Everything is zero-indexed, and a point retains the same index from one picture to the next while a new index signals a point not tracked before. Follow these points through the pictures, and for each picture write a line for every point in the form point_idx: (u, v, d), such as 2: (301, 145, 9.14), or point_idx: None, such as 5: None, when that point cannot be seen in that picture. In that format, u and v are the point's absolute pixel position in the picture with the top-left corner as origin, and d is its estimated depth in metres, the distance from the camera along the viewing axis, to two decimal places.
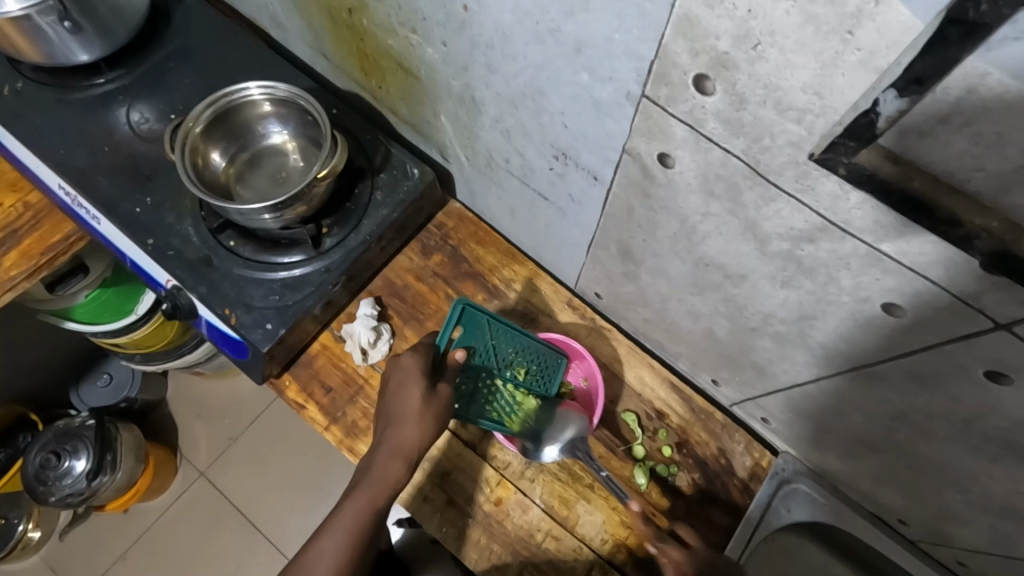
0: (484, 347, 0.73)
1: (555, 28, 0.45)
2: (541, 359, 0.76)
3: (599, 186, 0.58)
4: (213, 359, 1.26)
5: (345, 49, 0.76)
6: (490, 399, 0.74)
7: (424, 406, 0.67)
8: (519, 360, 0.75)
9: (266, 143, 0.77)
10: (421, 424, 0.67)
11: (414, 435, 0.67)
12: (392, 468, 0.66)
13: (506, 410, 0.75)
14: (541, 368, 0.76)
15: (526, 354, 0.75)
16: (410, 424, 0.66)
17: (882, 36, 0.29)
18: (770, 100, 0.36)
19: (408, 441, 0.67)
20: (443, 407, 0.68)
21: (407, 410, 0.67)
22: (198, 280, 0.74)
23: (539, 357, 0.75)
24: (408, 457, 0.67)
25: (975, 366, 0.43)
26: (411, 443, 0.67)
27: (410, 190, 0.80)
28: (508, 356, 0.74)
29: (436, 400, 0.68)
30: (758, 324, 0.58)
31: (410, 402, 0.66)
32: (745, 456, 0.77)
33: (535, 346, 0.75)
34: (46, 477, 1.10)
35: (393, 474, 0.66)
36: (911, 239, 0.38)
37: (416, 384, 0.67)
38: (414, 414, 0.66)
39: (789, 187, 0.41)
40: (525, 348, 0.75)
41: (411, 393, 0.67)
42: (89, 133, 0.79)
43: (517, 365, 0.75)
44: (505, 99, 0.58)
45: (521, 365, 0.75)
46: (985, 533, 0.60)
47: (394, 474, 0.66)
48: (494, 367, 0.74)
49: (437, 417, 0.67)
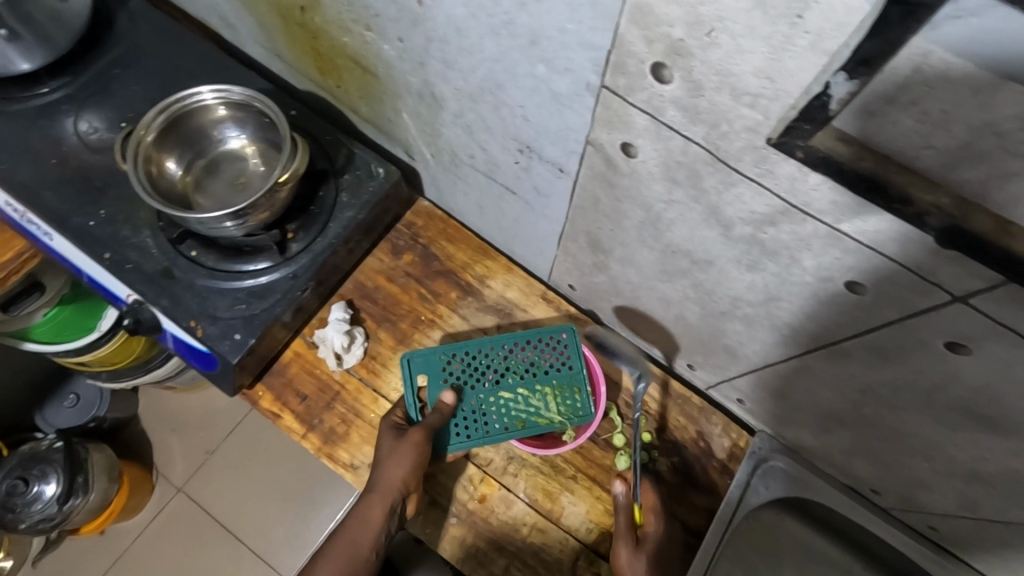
0: (460, 373, 0.74)
1: (509, 20, 0.44)
2: (535, 355, 0.75)
3: (565, 178, 0.58)
4: (184, 372, 1.23)
5: (300, 49, 0.74)
6: (499, 414, 0.74)
7: (393, 449, 0.70)
8: (505, 364, 0.75)
9: (224, 148, 0.75)
10: (392, 464, 0.69)
11: (390, 474, 0.68)
12: (371, 507, 0.69)
13: (524, 416, 0.73)
14: (536, 363, 0.75)
15: (507, 355, 0.75)
16: (385, 465, 0.69)
17: (830, 18, 0.29)
18: (725, 87, 0.36)
19: (384, 483, 0.69)
20: (415, 450, 0.69)
21: (382, 454, 0.70)
22: (160, 293, 0.71)
23: (531, 350, 0.75)
24: (383, 496, 0.69)
25: (934, 338, 0.44)
26: (386, 485, 0.68)
27: (376, 190, 0.78)
28: (493, 365, 0.75)
29: (406, 440, 0.70)
30: (727, 308, 0.59)
31: (383, 447, 0.70)
32: (723, 438, 0.80)
33: (511, 346, 0.75)
34: (14, 504, 1.07)
35: (374, 513, 0.68)
36: (867, 218, 0.38)
37: (389, 432, 0.71)
38: (386, 456, 0.69)
39: (750, 172, 0.41)
40: (503, 351, 0.75)
41: (384, 439, 0.71)
42: (34, 144, 0.76)
43: (510, 369, 0.75)
44: (465, 94, 0.57)
45: (511, 368, 0.75)
46: (953, 498, 0.63)
47: (374, 514, 0.68)
48: (481, 381, 0.74)
49: (406, 459, 0.69)
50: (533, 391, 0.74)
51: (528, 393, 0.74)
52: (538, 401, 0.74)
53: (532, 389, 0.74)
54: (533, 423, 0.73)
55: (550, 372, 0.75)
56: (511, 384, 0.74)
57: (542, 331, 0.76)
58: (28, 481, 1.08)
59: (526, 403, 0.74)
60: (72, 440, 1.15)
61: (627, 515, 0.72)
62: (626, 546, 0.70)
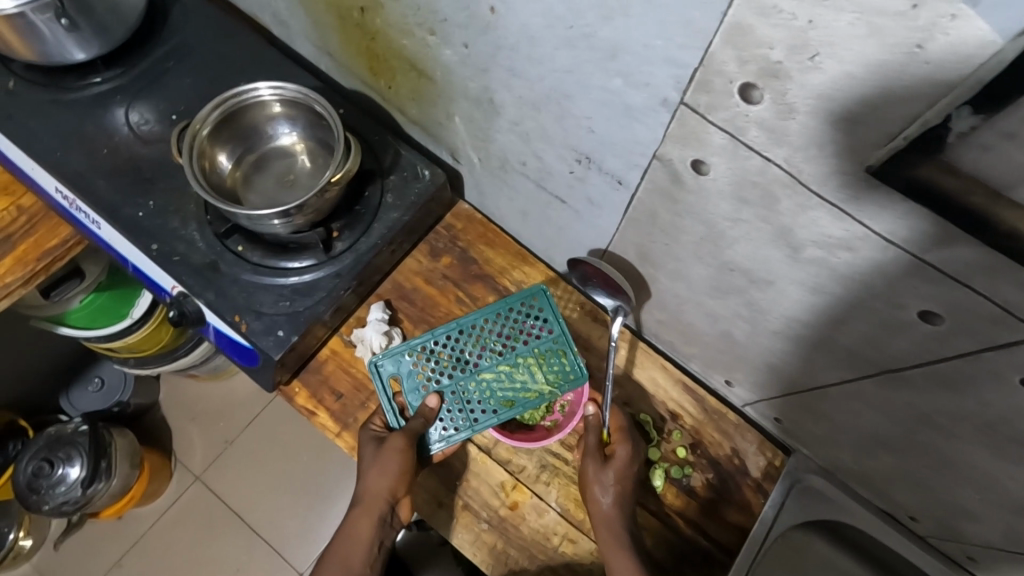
0: (433, 367, 0.75)
1: (589, 32, 0.44)
2: (509, 329, 0.77)
3: (622, 191, 0.57)
4: (208, 361, 1.23)
5: (353, 49, 0.75)
6: (486, 397, 0.74)
7: (373, 460, 0.70)
8: (478, 345, 0.76)
9: (274, 144, 0.75)
10: (374, 475, 0.69)
11: (373, 481, 0.69)
12: (363, 515, 0.70)
13: (509, 393, 0.74)
14: (511, 337, 0.76)
15: (478, 338, 0.76)
16: (368, 477, 0.69)
17: (954, 51, 0.30)
18: (822, 111, 0.37)
19: (369, 494, 0.69)
20: (392, 460, 0.69)
21: (365, 465, 0.70)
22: (205, 286, 0.72)
23: (501, 328, 0.77)
24: (371, 504, 0.69)
25: (1009, 372, 0.43)
26: (372, 495, 0.69)
27: (421, 192, 0.78)
28: (464, 352, 0.76)
29: (387, 448, 0.70)
30: (780, 328, 0.58)
31: (365, 458, 0.70)
32: (759, 456, 0.78)
33: (482, 326, 0.77)
34: (38, 485, 1.08)
35: (365, 521, 0.70)
36: (957, 247, 0.38)
37: (370, 442, 0.71)
38: (368, 465, 0.69)
39: (833, 197, 0.41)
40: (472, 335, 0.77)
41: (365, 449, 0.71)
42: (87, 133, 0.76)
43: (485, 350, 0.76)
44: (527, 102, 0.57)
45: (484, 351, 0.76)
46: (999, 531, 0.62)
47: (365, 522, 0.70)
48: (455, 370, 0.75)
49: (387, 469, 0.69)
50: (515, 365, 0.75)
51: (511, 369, 0.75)
52: (523, 375, 0.75)
53: (513, 365, 0.75)
54: (523, 398, 0.74)
55: (528, 343, 0.76)
56: (490, 364, 0.75)
57: (510, 302, 0.77)
58: (52, 463, 1.09)
59: (508, 380, 0.74)
60: (97, 424, 1.16)
61: (597, 434, 0.73)
62: (593, 463, 0.72)
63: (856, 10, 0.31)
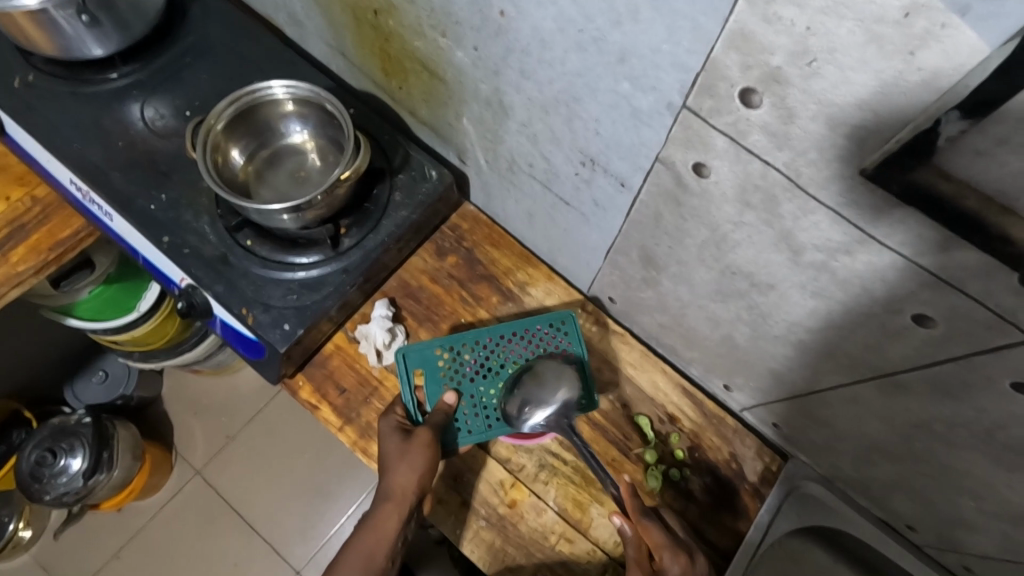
0: (453, 368, 0.77)
1: (599, 36, 0.45)
2: (533, 344, 0.78)
3: (627, 194, 0.58)
4: (212, 356, 1.25)
5: (367, 49, 0.76)
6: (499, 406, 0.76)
7: (401, 450, 0.70)
8: (498, 356, 0.77)
9: (287, 141, 0.77)
10: (404, 467, 0.69)
11: (402, 479, 0.69)
12: (388, 512, 0.70)
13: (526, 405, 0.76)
14: (531, 352, 0.78)
15: (498, 348, 0.78)
16: (396, 468, 0.69)
17: (947, 59, 0.31)
18: (821, 116, 0.38)
19: (397, 485, 0.69)
20: (421, 451, 0.70)
21: (390, 458, 0.70)
22: (215, 279, 0.73)
23: (525, 341, 0.78)
24: (401, 500, 0.70)
25: (1003, 378, 0.45)
26: (401, 487, 0.69)
27: (429, 192, 0.79)
28: (483, 360, 0.77)
29: (413, 444, 0.70)
30: (781, 332, 0.59)
31: (390, 450, 0.71)
32: (756, 461, 0.78)
33: (504, 337, 0.78)
34: (41, 475, 1.09)
35: (392, 517, 0.70)
36: (954, 253, 0.39)
37: (393, 436, 0.72)
38: (397, 460, 0.70)
39: (832, 201, 0.42)
40: (493, 344, 0.78)
41: (390, 442, 0.71)
42: (103, 126, 0.78)
43: (507, 360, 0.77)
44: (536, 104, 0.58)
45: (505, 361, 0.77)
46: (995, 539, 0.63)
47: (392, 518, 0.70)
48: (475, 374, 0.77)
49: (418, 460, 0.70)
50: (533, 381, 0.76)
51: None
52: None
53: None
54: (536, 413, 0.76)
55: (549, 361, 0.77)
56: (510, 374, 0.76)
57: (530, 322, 0.79)
58: (55, 453, 1.10)
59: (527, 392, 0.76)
60: (100, 415, 1.16)
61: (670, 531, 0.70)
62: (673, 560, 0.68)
63: (855, 17, 0.32)
